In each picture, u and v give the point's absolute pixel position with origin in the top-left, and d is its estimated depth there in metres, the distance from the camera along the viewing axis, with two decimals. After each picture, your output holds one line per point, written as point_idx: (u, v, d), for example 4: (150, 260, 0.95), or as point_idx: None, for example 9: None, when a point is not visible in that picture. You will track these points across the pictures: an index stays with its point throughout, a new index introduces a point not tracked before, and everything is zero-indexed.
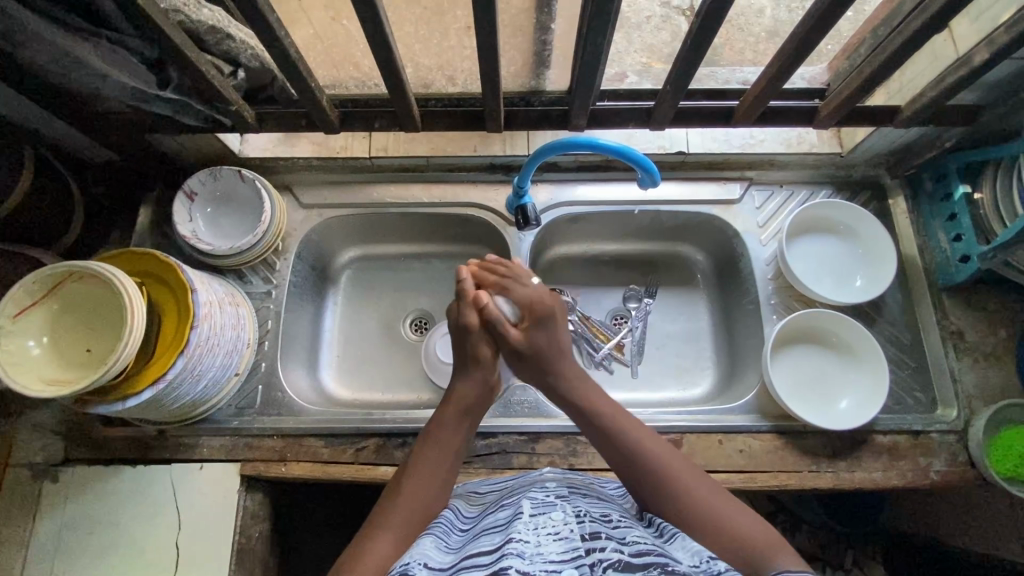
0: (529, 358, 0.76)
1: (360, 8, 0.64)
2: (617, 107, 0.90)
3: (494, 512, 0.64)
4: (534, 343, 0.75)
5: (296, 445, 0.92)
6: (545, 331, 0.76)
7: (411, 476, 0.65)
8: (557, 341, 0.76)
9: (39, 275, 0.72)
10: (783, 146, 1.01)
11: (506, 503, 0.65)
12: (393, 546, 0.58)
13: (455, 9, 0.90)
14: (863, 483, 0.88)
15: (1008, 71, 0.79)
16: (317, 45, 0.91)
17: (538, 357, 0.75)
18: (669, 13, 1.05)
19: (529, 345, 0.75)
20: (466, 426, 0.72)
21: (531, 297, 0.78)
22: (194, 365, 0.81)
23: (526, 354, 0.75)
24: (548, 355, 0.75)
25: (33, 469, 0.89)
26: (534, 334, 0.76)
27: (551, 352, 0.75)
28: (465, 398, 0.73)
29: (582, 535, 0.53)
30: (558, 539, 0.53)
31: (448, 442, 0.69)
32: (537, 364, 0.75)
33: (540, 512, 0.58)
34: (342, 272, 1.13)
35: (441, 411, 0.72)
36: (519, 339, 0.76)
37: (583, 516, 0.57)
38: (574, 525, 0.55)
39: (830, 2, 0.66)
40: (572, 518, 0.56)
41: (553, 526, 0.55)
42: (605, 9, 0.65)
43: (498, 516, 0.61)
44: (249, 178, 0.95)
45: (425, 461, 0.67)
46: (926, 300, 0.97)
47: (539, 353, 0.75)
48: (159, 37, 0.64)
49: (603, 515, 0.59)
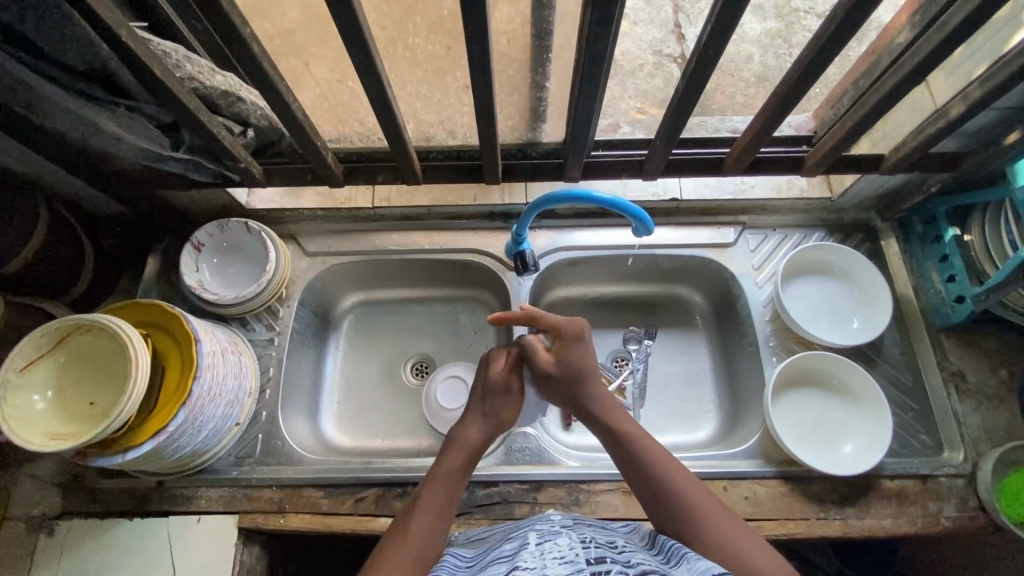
0: (558, 381, 0.78)
1: (363, 74, 0.68)
2: (610, 158, 0.93)
3: (501, 546, 0.63)
4: (565, 365, 0.78)
5: (295, 496, 0.91)
6: (574, 348, 0.79)
7: (415, 512, 0.66)
8: (581, 362, 0.78)
9: (47, 328, 0.74)
10: (773, 191, 1.04)
11: (513, 536, 0.64)
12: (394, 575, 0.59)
13: (455, 72, 0.99)
14: (873, 530, 0.86)
15: (988, 119, 0.81)
16: (323, 104, 1.00)
17: (570, 377, 0.78)
18: (662, 61, 1.15)
19: (562, 368, 0.78)
20: (470, 466, 0.72)
21: (562, 321, 0.80)
22: (196, 416, 0.81)
23: (558, 374, 0.78)
24: (574, 378, 0.78)
25: (30, 522, 0.88)
26: (563, 353, 0.79)
27: (577, 375, 0.78)
28: (473, 441, 0.74)
29: (588, 558, 0.53)
30: (563, 562, 0.53)
31: (448, 484, 0.69)
32: (568, 385, 0.78)
33: (545, 540, 0.58)
34: (344, 318, 1.14)
35: (444, 452, 0.73)
36: (554, 363, 0.78)
37: (589, 542, 0.57)
38: (580, 549, 0.55)
39: (807, 64, 0.69)
40: (577, 543, 0.56)
41: (560, 550, 0.55)
42: (594, 74, 0.68)
43: (504, 548, 0.61)
44: (255, 229, 0.97)
45: (431, 501, 0.67)
46: (925, 341, 0.97)
47: (567, 375, 0.78)
48: (172, 103, 0.67)
49: (609, 542, 0.59)
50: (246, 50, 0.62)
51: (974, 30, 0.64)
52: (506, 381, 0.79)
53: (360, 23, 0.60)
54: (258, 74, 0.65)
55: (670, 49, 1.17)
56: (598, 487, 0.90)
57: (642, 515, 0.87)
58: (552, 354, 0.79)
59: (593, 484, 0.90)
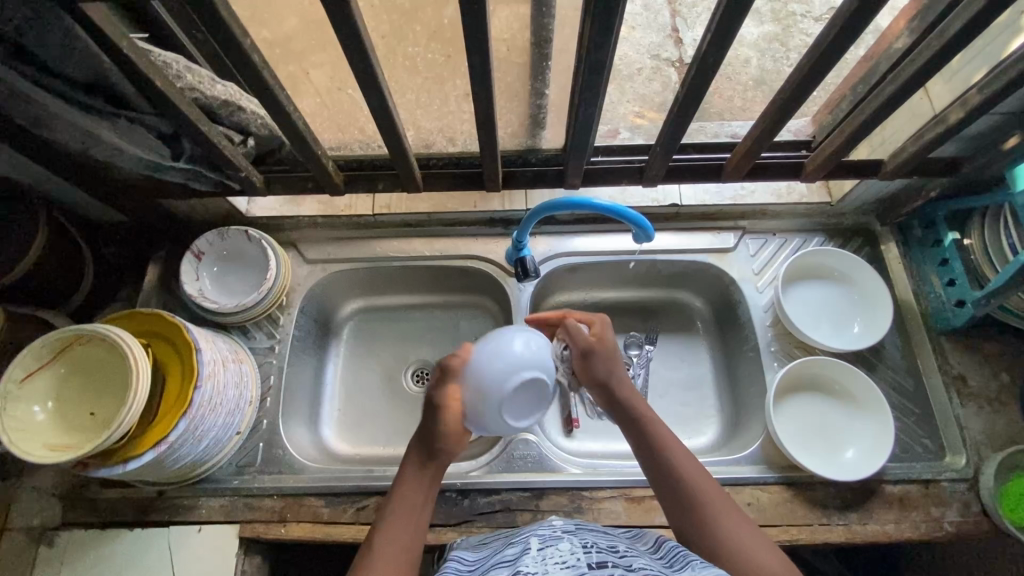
0: (598, 362, 0.75)
1: (364, 85, 0.68)
2: (610, 164, 0.93)
3: (502, 551, 0.63)
4: (606, 346, 0.77)
5: (296, 505, 0.91)
6: (612, 336, 0.79)
7: (383, 537, 0.64)
8: (614, 349, 0.78)
9: (47, 339, 0.73)
10: (773, 196, 1.06)
11: (515, 541, 0.64)
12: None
13: (455, 80, 1.00)
14: (875, 536, 0.86)
15: (988, 124, 0.81)
16: (322, 112, 1.01)
17: (608, 361, 0.76)
18: (660, 65, 1.16)
19: (601, 349, 0.76)
20: (430, 468, 0.68)
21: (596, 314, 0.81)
22: (197, 426, 0.81)
23: (597, 353, 0.76)
24: (611, 363, 0.76)
25: (31, 532, 0.87)
26: (602, 337, 0.78)
27: (615, 360, 0.76)
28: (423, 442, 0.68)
29: (590, 563, 0.53)
30: (565, 567, 0.53)
31: (412, 501, 0.66)
32: (605, 369, 0.75)
33: (546, 545, 0.58)
34: (345, 324, 1.14)
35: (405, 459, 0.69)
36: (595, 341, 0.77)
37: (590, 547, 0.57)
38: (581, 554, 0.55)
39: (806, 72, 0.69)
40: (579, 548, 0.56)
41: (561, 555, 0.55)
42: (594, 83, 0.68)
43: (505, 553, 0.61)
44: (255, 237, 0.97)
45: (399, 523, 0.64)
46: (927, 346, 0.97)
47: (607, 356, 0.76)
48: (173, 113, 0.67)
49: (610, 546, 0.59)
50: (247, 62, 0.62)
51: (972, 38, 0.65)
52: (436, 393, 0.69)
53: (361, 35, 0.60)
54: (258, 85, 0.66)
55: (668, 53, 1.17)
56: (600, 494, 0.90)
57: (645, 522, 0.87)
58: (593, 337, 0.78)
59: (595, 492, 0.90)
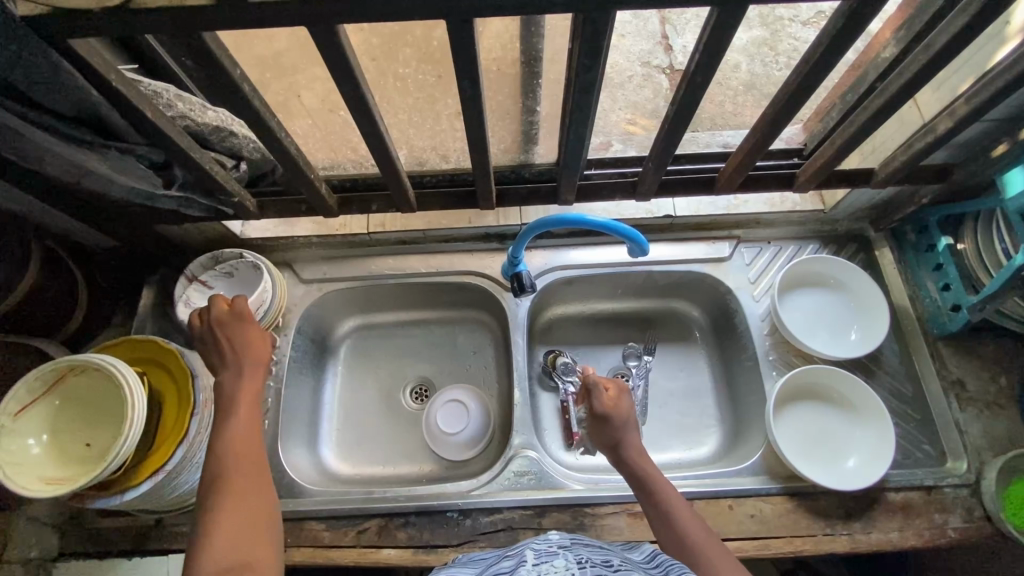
0: (609, 424, 0.79)
1: (356, 112, 0.68)
2: (605, 180, 0.94)
3: (499, 562, 0.63)
4: (617, 409, 0.80)
5: (295, 530, 0.90)
6: (625, 400, 0.81)
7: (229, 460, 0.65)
8: (629, 414, 0.80)
9: (42, 371, 0.73)
10: (767, 205, 1.05)
11: (510, 553, 0.64)
12: (229, 548, 0.58)
13: (447, 99, 1.02)
14: (880, 545, 0.86)
15: (977, 131, 0.82)
16: (316, 134, 1.01)
17: (618, 422, 0.79)
18: (650, 73, 1.16)
19: (614, 411, 0.79)
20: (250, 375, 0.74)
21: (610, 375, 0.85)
22: (195, 453, 0.80)
23: (607, 418, 0.79)
24: (621, 424, 0.79)
25: (27, 565, 0.87)
26: (617, 401, 0.80)
27: (627, 422, 0.79)
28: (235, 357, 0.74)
29: None
30: None
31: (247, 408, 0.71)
32: (612, 428, 0.78)
33: (542, 560, 0.57)
34: (342, 343, 1.13)
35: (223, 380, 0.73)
36: (607, 405, 0.80)
37: (585, 562, 0.57)
38: (576, 570, 0.55)
39: (796, 87, 0.70)
40: (574, 564, 0.56)
41: (557, 572, 0.55)
42: (585, 104, 0.68)
43: (501, 565, 0.61)
44: (249, 258, 0.97)
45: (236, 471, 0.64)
46: (924, 350, 0.98)
47: (617, 417, 0.79)
48: (164, 142, 0.67)
49: (605, 562, 0.59)
50: (237, 91, 0.62)
51: (959, 51, 0.65)
52: (229, 315, 0.77)
53: (351, 63, 0.60)
54: (249, 113, 0.65)
55: (659, 60, 1.18)
56: (602, 509, 0.89)
57: (649, 537, 0.87)
58: (607, 400, 0.80)
59: (597, 508, 0.89)
